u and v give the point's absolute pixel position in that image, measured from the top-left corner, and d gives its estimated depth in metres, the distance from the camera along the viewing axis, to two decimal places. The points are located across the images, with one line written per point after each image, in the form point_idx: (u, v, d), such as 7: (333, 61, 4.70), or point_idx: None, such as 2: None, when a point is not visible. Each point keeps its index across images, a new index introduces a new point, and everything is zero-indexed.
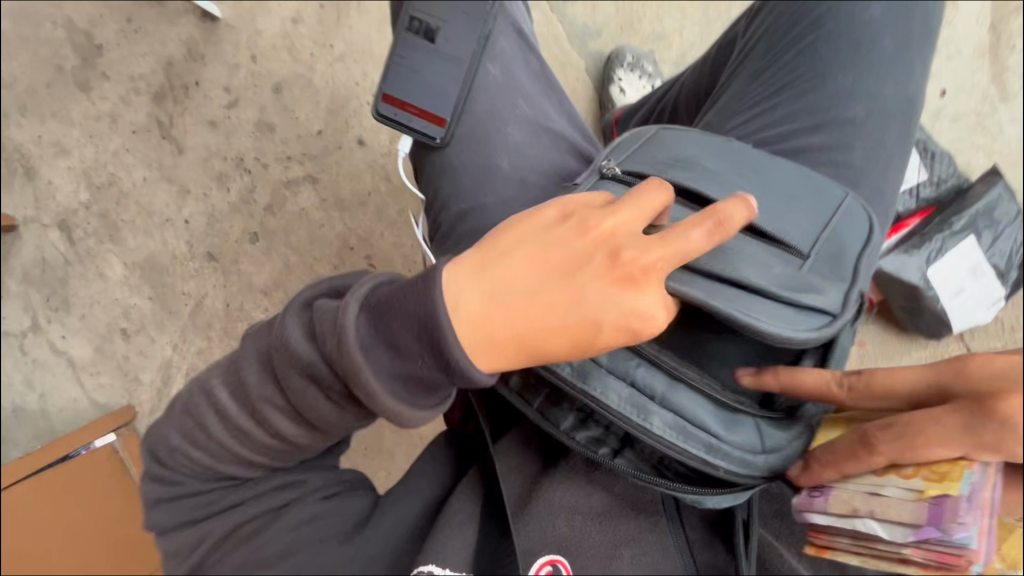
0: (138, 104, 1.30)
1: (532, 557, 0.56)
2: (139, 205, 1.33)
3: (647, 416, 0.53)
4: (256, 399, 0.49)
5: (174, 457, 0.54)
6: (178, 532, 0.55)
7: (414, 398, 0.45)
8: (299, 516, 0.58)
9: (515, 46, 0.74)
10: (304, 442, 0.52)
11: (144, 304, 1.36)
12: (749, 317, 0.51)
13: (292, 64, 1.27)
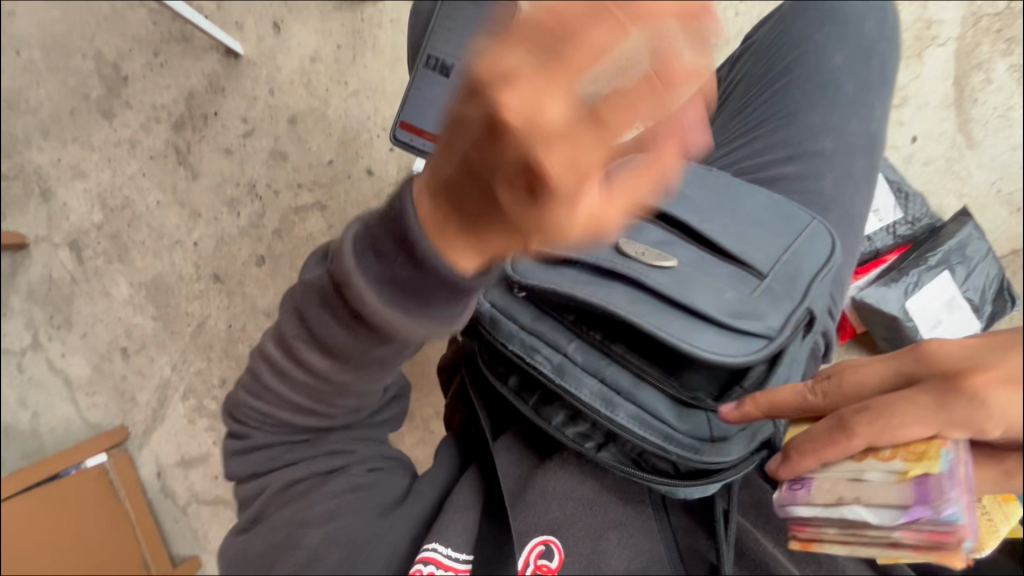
0: (157, 131, 1.36)
1: (524, 539, 0.56)
2: (150, 227, 1.38)
3: (615, 407, 0.53)
4: (291, 339, 0.48)
5: (245, 410, 0.54)
6: (248, 481, 0.56)
7: (412, 305, 0.42)
8: (344, 484, 0.56)
9: None
10: (345, 381, 0.49)
11: (147, 323, 1.41)
12: (684, 342, 0.52)
13: (308, 98, 1.30)
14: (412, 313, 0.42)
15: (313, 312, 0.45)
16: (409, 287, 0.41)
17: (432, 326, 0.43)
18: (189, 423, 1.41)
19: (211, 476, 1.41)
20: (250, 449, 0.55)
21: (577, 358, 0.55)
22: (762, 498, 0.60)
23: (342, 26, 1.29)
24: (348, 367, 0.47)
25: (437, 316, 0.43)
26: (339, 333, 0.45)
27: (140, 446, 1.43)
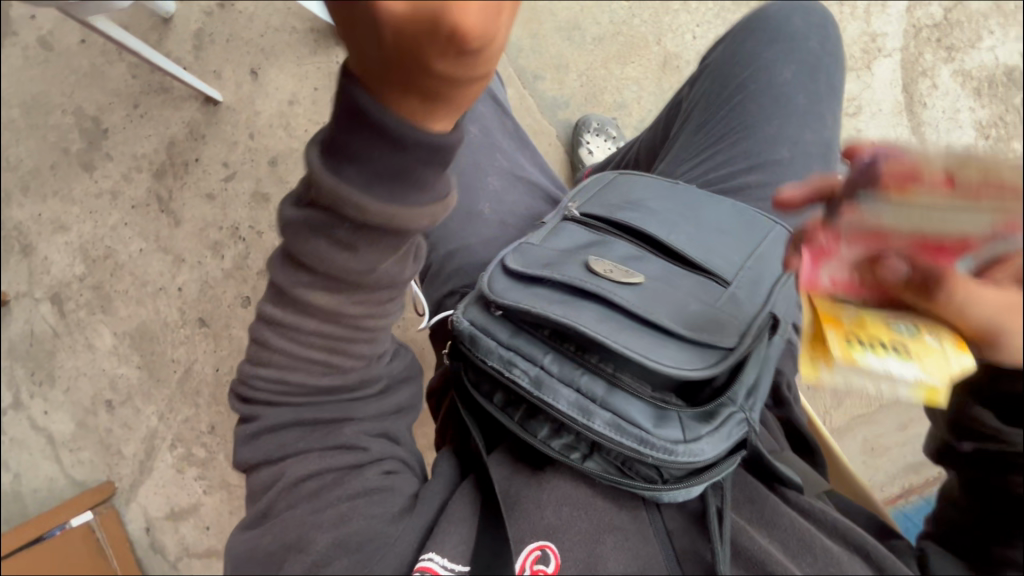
0: (139, 180, 1.38)
1: (518, 546, 0.52)
2: (133, 275, 1.38)
3: (592, 415, 0.51)
4: (286, 286, 0.45)
5: (254, 382, 0.50)
6: (260, 470, 0.52)
7: (402, 194, 0.37)
8: (355, 487, 0.52)
9: (490, 109, 0.83)
10: (355, 315, 0.46)
11: (132, 373, 1.39)
12: (648, 358, 0.51)
13: (288, 139, 1.33)
14: (399, 203, 0.37)
15: (300, 251, 0.42)
16: (390, 174, 0.36)
17: (425, 211, 0.38)
18: (178, 473, 1.37)
19: (202, 527, 1.37)
20: (262, 431, 0.52)
21: (552, 370, 0.54)
22: (757, 494, 0.56)
23: (318, 69, 1.32)
24: (354, 297, 0.45)
25: (429, 195, 0.38)
26: (334, 260, 0.41)
27: (128, 501, 1.39)
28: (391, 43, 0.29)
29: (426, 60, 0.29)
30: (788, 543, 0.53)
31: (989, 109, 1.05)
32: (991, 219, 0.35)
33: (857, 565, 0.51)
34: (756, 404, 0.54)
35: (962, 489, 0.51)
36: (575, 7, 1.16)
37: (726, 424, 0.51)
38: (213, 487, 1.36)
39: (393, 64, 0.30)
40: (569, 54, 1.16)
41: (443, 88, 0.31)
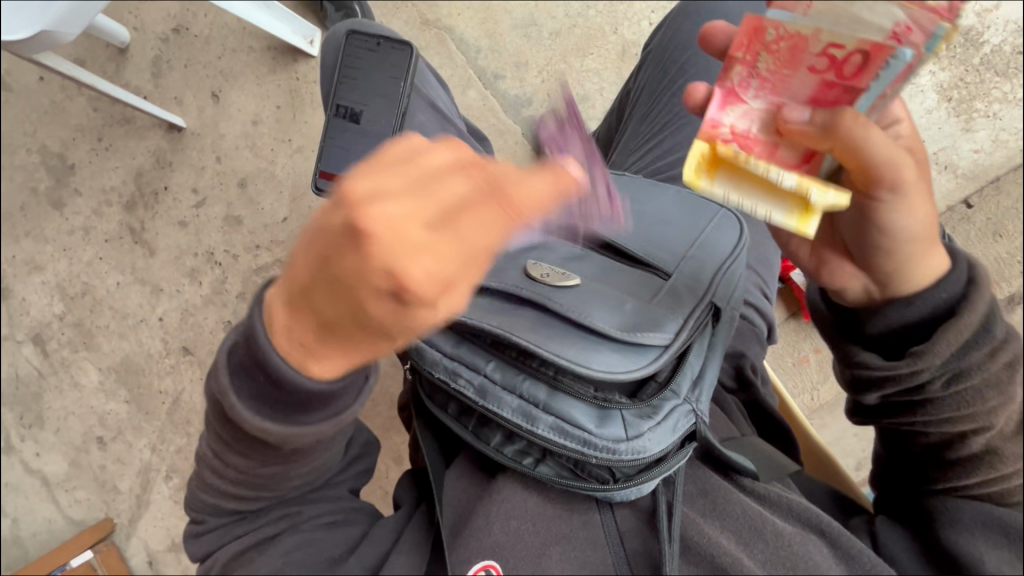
0: (110, 214, 1.36)
1: (465, 565, 0.54)
2: (112, 309, 1.37)
3: (536, 420, 0.53)
4: (215, 448, 0.52)
5: (201, 502, 0.58)
6: (206, 560, 0.58)
7: (293, 415, 0.44)
8: (290, 542, 0.56)
9: (431, 118, 0.81)
10: (273, 473, 0.53)
11: (120, 408, 1.38)
12: (579, 364, 0.52)
13: (255, 160, 1.32)
14: (293, 423, 0.45)
15: (220, 431, 0.50)
16: (288, 397, 0.43)
17: (319, 430, 0.46)
18: (175, 504, 1.36)
19: None
20: (207, 532, 0.58)
21: (495, 377, 0.55)
22: (710, 486, 0.57)
23: (279, 87, 1.31)
24: (267, 462, 0.51)
25: (325, 417, 0.45)
26: (247, 442, 0.49)
27: (128, 536, 1.38)
28: (334, 275, 0.30)
29: (359, 288, 0.29)
30: (740, 530, 0.54)
31: (950, 71, 1.02)
32: (900, 13, 0.36)
33: (809, 546, 0.52)
34: (701, 395, 0.56)
35: (885, 446, 0.59)
36: (530, 3, 1.15)
37: (667, 418, 0.53)
38: None
39: (327, 277, 0.31)
40: (527, 51, 1.15)
41: (363, 319, 0.31)
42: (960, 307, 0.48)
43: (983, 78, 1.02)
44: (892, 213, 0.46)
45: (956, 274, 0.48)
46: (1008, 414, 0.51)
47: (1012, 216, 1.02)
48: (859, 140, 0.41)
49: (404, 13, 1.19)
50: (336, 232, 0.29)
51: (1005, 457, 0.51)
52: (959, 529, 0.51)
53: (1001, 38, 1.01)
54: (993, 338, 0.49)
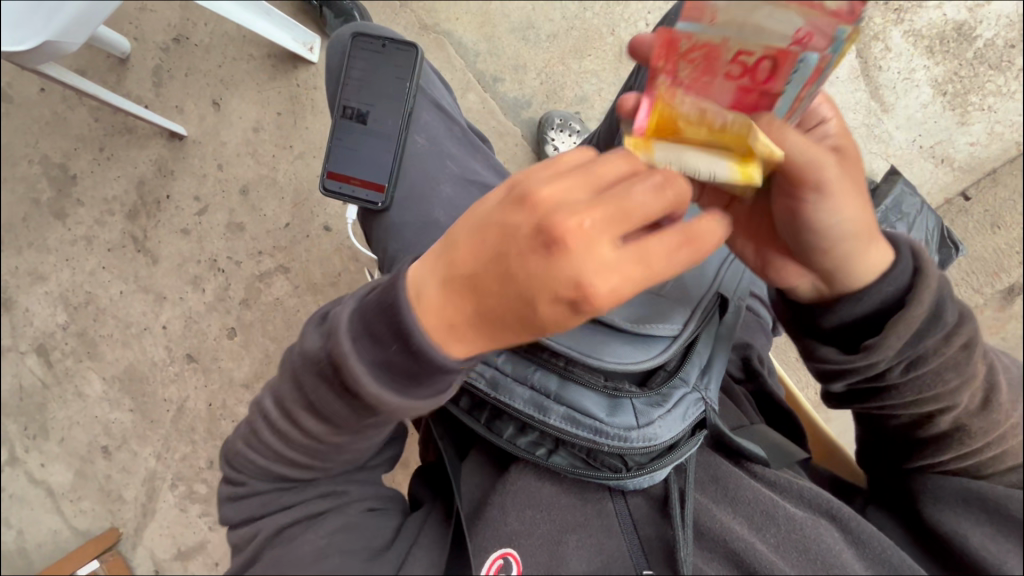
0: (113, 223, 1.37)
1: (483, 555, 0.55)
2: (116, 318, 1.37)
3: (548, 410, 0.54)
4: (287, 401, 0.51)
5: (239, 460, 0.57)
6: (241, 528, 0.57)
7: (401, 387, 0.45)
8: (333, 523, 0.55)
9: (436, 118, 0.81)
10: (342, 444, 0.52)
11: (125, 417, 1.38)
12: (591, 356, 0.54)
13: (256, 167, 1.32)
14: (400, 395, 0.45)
15: (310, 385, 0.49)
16: (409, 365, 0.45)
17: (422, 406, 0.47)
18: (182, 512, 1.36)
19: (211, 563, 1.36)
20: (246, 495, 0.57)
21: (506, 369, 0.56)
22: (721, 472, 0.57)
23: (279, 94, 1.31)
24: (342, 431, 0.51)
25: (429, 397, 0.46)
26: (336, 405, 0.48)
27: (133, 545, 1.38)
28: (531, 275, 0.39)
29: (546, 292, 0.39)
30: (752, 515, 0.55)
31: (944, 66, 1.03)
32: (802, 19, 0.36)
33: (822, 528, 0.53)
34: (710, 383, 0.57)
35: (864, 428, 0.61)
36: (528, 6, 1.16)
37: (677, 405, 0.54)
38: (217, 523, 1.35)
39: (510, 274, 0.40)
40: (525, 54, 1.17)
41: (535, 321, 0.40)
42: (909, 298, 0.48)
43: (977, 71, 1.03)
44: (824, 213, 0.46)
45: (901, 263, 0.48)
46: (973, 391, 0.51)
47: (1009, 208, 1.03)
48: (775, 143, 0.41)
49: (403, 18, 1.20)
50: (537, 242, 0.39)
51: (973, 432, 0.53)
52: (942, 507, 0.55)
53: (994, 31, 1.02)
54: (946, 322, 0.49)
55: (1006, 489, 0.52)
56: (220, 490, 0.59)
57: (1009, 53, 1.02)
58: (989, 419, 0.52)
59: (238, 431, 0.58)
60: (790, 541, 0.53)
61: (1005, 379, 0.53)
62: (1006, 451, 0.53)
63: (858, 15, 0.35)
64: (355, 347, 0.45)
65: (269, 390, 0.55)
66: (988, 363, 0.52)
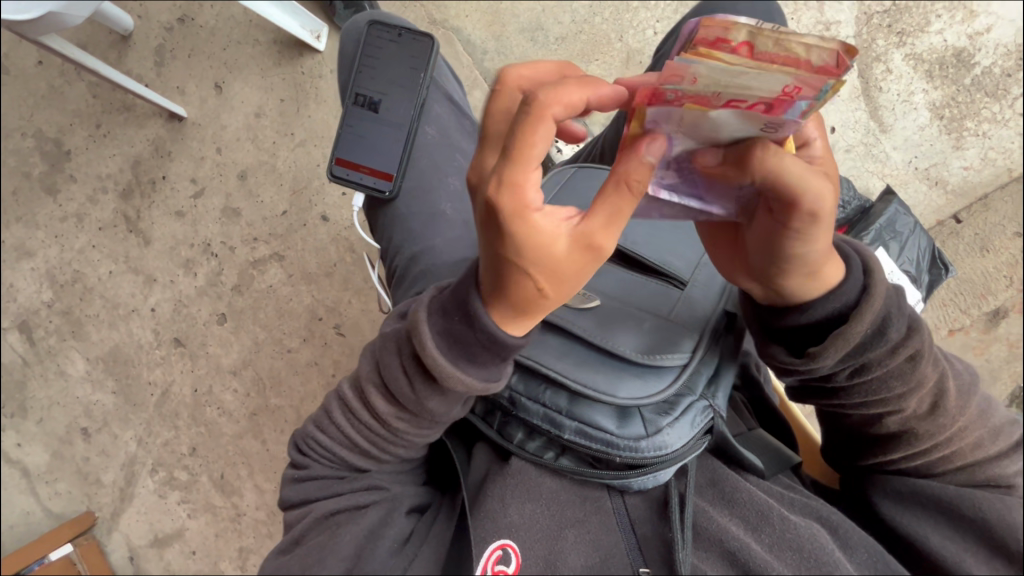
0: (105, 201, 1.35)
1: (481, 545, 0.53)
2: (104, 298, 1.35)
3: (561, 426, 0.55)
4: (364, 379, 0.55)
5: (306, 441, 0.60)
6: (297, 509, 0.59)
7: (456, 357, 0.48)
8: (372, 519, 0.56)
9: (448, 110, 0.83)
10: (401, 429, 0.55)
11: (107, 399, 1.35)
12: (606, 394, 0.55)
13: (256, 153, 1.31)
14: (452, 362, 0.47)
15: (388, 363, 0.52)
16: (453, 334, 0.47)
17: (469, 384, 0.48)
18: (160, 498, 1.34)
19: (188, 552, 1.34)
20: (307, 480, 0.59)
21: (519, 388, 0.57)
22: (718, 475, 0.58)
23: (283, 81, 1.30)
24: (407, 412, 0.54)
25: (478, 375, 0.48)
26: (404, 381, 0.51)
27: (109, 530, 1.36)
28: (514, 270, 0.43)
29: (524, 272, 0.42)
30: (747, 515, 0.55)
31: (942, 91, 1.05)
32: (789, 78, 0.35)
33: (814, 528, 0.53)
34: (717, 392, 0.57)
35: (826, 427, 0.62)
36: (538, 7, 1.16)
37: (685, 413, 0.54)
38: (197, 511, 1.33)
39: (494, 262, 0.43)
40: (533, 55, 1.17)
41: (534, 296, 0.44)
42: (852, 313, 0.48)
43: (974, 98, 1.05)
44: (809, 241, 0.44)
45: (851, 280, 0.48)
46: (920, 395, 0.52)
47: (998, 232, 1.05)
48: (766, 173, 0.41)
49: (412, 13, 1.20)
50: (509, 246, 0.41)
51: (920, 435, 0.54)
52: (904, 511, 0.56)
53: (992, 60, 1.04)
54: (890, 338, 0.49)
55: (954, 488, 0.54)
56: (284, 471, 0.62)
57: (1006, 82, 1.04)
58: (936, 423, 0.54)
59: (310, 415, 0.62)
60: (787, 550, 0.52)
61: (954, 385, 0.54)
62: (954, 452, 0.54)
63: (844, 68, 0.35)
64: (425, 316, 0.48)
65: (349, 379, 0.59)
66: (939, 370, 0.53)
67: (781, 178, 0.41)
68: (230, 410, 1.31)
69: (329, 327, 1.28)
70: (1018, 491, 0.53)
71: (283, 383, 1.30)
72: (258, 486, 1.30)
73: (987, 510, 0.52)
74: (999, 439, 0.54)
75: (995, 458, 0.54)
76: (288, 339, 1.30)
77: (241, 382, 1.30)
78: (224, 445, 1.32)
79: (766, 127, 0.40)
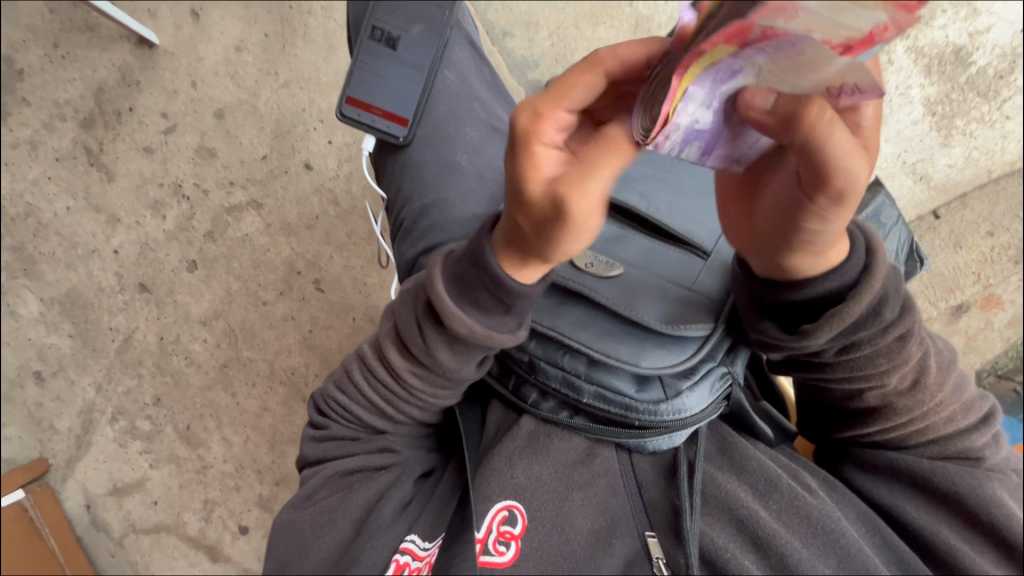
0: (63, 130, 1.23)
1: (487, 504, 0.55)
2: (60, 235, 1.25)
3: (580, 390, 0.56)
4: (381, 333, 0.57)
5: (324, 402, 0.61)
6: (314, 468, 0.60)
7: (461, 302, 0.49)
8: (383, 483, 0.57)
9: (468, 55, 0.80)
10: (412, 383, 0.56)
11: (63, 342, 1.28)
12: (630, 363, 0.55)
13: (236, 90, 1.22)
14: (457, 306, 0.49)
15: (404, 315, 0.54)
16: (459, 273, 0.49)
17: (472, 327, 0.50)
18: (121, 447, 1.29)
19: (150, 502, 1.30)
20: (327, 439, 0.60)
21: (537, 352, 0.58)
22: (730, 444, 0.60)
23: (269, 14, 1.20)
24: (415, 360, 0.55)
25: (481, 321, 0.50)
26: (414, 329, 0.53)
27: (64, 478, 1.31)
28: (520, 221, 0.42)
29: (509, 205, 0.42)
30: (756, 482, 0.57)
31: (937, 87, 1.07)
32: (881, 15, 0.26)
33: (825, 506, 0.56)
34: (735, 361, 0.59)
35: (804, 402, 0.63)
36: None
37: (704, 380, 0.56)
38: (160, 461, 1.29)
39: (509, 212, 0.42)
40: (539, 12, 1.12)
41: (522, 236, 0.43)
42: (851, 294, 0.48)
43: (966, 96, 1.07)
44: (826, 218, 0.42)
45: (853, 260, 0.47)
46: (902, 373, 0.53)
47: (972, 230, 1.10)
48: (821, 138, 0.35)
49: None
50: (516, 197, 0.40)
51: (898, 410, 0.56)
52: (882, 486, 0.59)
53: (987, 60, 1.06)
54: (884, 319, 0.50)
55: (928, 463, 0.57)
56: (302, 431, 0.63)
57: (997, 84, 1.07)
58: (915, 399, 0.55)
59: (330, 378, 0.63)
60: (795, 518, 0.55)
61: (936, 363, 0.55)
62: (927, 426, 0.56)
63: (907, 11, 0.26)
64: (441, 263, 0.51)
65: (366, 340, 0.60)
66: (924, 349, 0.54)
67: (827, 148, 0.36)
68: (198, 360, 1.26)
69: (309, 281, 1.24)
70: (986, 462, 0.56)
71: (256, 336, 1.25)
72: (225, 438, 1.27)
73: (960, 483, 0.55)
74: (970, 414, 0.57)
75: (966, 432, 0.56)
76: (263, 291, 1.25)
77: (213, 333, 1.25)
78: (191, 397, 1.27)
79: (839, 89, 0.32)
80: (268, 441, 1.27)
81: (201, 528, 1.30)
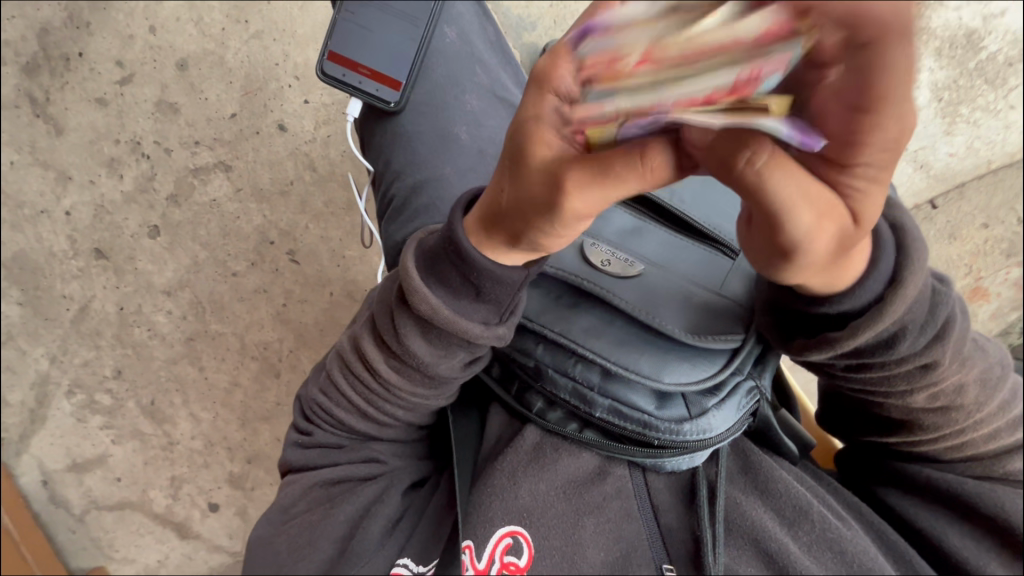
0: (3, 74, 1.10)
1: (490, 530, 0.53)
2: (5, 193, 1.14)
3: (592, 403, 0.53)
4: (358, 321, 0.55)
5: (308, 405, 0.58)
6: (298, 475, 0.58)
7: (429, 279, 0.46)
8: (370, 495, 0.56)
9: (470, 10, 0.73)
10: (387, 378, 0.52)
11: (11, 310, 1.18)
12: (653, 378, 0.52)
13: (201, 39, 1.11)
14: (422, 280, 0.46)
15: (381, 304, 0.51)
16: (430, 250, 0.47)
17: (434, 307, 0.46)
18: (79, 422, 1.22)
19: (112, 479, 1.24)
20: (311, 446, 0.58)
21: (546, 361, 0.55)
22: (752, 464, 0.58)
23: None
24: (385, 348, 0.51)
25: (450, 306, 0.46)
26: (387, 316, 0.50)
27: (18, 453, 1.23)
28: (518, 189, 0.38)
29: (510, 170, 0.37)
30: (784, 508, 0.56)
31: (946, 71, 1.03)
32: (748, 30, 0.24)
33: (858, 539, 0.55)
34: (762, 374, 0.56)
35: (842, 413, 0.63)
36: None
37: (731, 396, 0.53)
38: (123, 437, 1.22)
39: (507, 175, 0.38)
40: None
41: (503, 208, 0.40)
42: (853, 319, 0.45)
43: (974, 83, 1.04)
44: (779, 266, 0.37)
45: (857, 293, 0.44)
46: (931, 392, 0.53)
47: (967, 221, 1.09)
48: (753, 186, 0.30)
49: None
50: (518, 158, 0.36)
51: (925, 425, 0.57)
52: (922, 506, 0.61)
53: (998, 46, 1.03)
54: (895, 353, 0.48)
55: (973, 485, 0.58)
56: (286, 435, 0.61)
57: (1005, 71, 1.04)
58: (946, 416, 0.55)
59: (315, 379, 0.60)
60: (828, 554, 0.54)
61: (977, 382, 0.54)
62: (965, 442, 0.57)
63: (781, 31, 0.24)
64: (417, 244, 0.48)
65: (347, 332, 0.57)
66: (962, 371, 0.52)
67: (761, 197, 0.31)
68: (162, 333, 1.18)
69: (283, 253, 1.16)
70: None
71: (225, 309, 1.17)
72: (193, 415, 1.21)
73: (1011, 511, 0.57)
74: (1009, 432, 0.57)
75: (1008, 452, 0.58)
76: (234, 262, 1.17)
77: (180, 304, 1.17)
78: (154, 370, 1.20)
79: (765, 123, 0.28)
80: (238, 418, 1.21)
81: (168, 505, 1.25)
